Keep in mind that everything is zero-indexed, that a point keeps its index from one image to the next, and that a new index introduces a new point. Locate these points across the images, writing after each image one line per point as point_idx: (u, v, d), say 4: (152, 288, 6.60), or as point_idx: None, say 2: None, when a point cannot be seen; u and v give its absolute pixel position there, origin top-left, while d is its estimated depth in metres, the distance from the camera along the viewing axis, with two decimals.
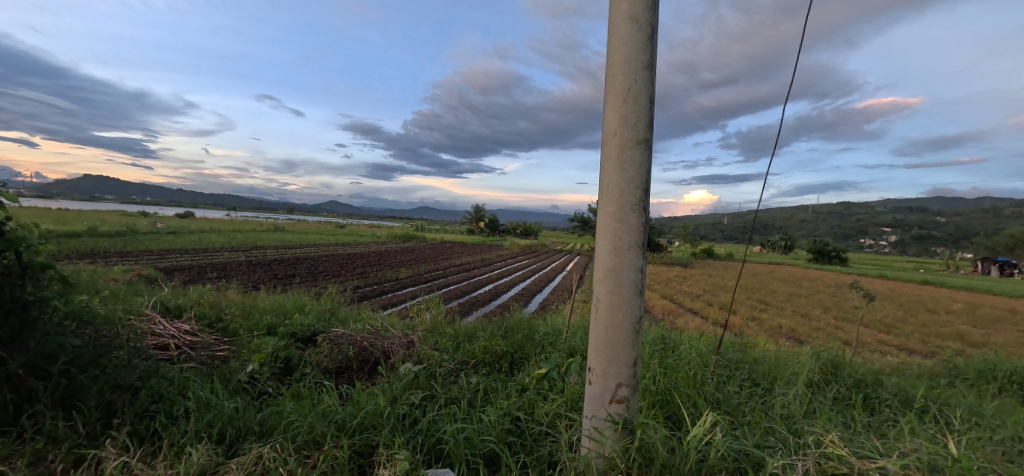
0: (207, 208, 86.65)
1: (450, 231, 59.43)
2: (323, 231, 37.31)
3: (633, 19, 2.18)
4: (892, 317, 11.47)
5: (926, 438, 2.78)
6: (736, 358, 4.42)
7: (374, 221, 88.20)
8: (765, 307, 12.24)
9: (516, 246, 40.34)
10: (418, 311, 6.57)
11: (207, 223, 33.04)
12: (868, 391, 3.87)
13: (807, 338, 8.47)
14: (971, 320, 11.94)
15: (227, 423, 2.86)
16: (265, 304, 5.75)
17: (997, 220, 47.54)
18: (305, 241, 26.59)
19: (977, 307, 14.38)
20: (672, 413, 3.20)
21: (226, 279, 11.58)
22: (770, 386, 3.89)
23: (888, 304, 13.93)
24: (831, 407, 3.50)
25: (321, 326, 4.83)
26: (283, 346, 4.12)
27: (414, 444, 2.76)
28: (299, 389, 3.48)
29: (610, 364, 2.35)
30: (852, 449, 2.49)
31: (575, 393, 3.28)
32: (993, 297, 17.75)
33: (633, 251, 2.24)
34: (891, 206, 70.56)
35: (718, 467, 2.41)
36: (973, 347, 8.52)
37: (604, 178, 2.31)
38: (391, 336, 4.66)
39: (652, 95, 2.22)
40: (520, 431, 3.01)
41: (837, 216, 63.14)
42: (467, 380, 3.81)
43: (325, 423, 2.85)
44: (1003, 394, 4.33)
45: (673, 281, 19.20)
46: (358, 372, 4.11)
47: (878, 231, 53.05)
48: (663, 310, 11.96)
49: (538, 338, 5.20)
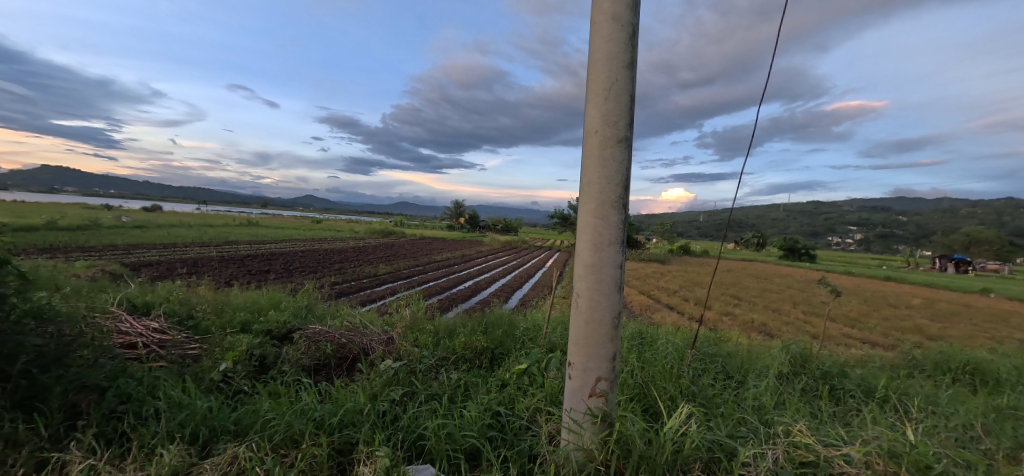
0: (173, 202, 83.32)
1: (430, 227, 59.29)
2: (297, 225, 36.57)
3: (615, 18, 2.22)
4: (856, 311, 12.04)
5: (886, 426, 2.94)
6: (711, 352, 4.56)
7: (352, 216, 87.28)
8: (738, 302, 12.61)
9: (496, 242, 40.22)
10: (397, 307, 6.50)
11: (177, 216, 31.93)
12: (834, 382, 4.04)
13: (778, 333, 8.76)
14: (929, 314, 12.53)
15: (200, 423, 2.80)
16: (238, 301, 5.63)
17: (954, 219, 49.99)
18: (280, 236, 25.96)
19: (935, 301, 15.15)
20: (650, 405, 3.27)
21: (197, 275, 11.23)
22: (742, 378, 4.03)
23: (854, 299, 14.51)
24: (800, 398, 3.65)
25: (297, 323, 4.76)
26: (257, 343, 4.03)
27: (395, 440, 2.75)
28: (276, 387, 3.44)
29: (589, 359, 2.40)
30: (819, 437, 2.61)
31: (555, 388, 3.34)
32: (949, 292, 18.81)
33: (612, 247, 2.29)
34: (855, 205, 73.66)
35: (693, 458, 2.49)
36: (931, 340, 8.96)
37: (586, 174, 2.34)
38: (369, 333, 4.61)
39: (632, 94, 2.27)
40: (500, 425, 3.04)
41: (807, 214, 65.61)
42: (448, 375, 3.82)
43: (304, 420, 2.82)
44: (963, 385, 4.55)
45: (651, 277, 19.52)
46: (336, 369, 4.08)
47: (845, 228, 55.29)
48: (641, 305, 12.18)
49: (518, 333, 5.25)
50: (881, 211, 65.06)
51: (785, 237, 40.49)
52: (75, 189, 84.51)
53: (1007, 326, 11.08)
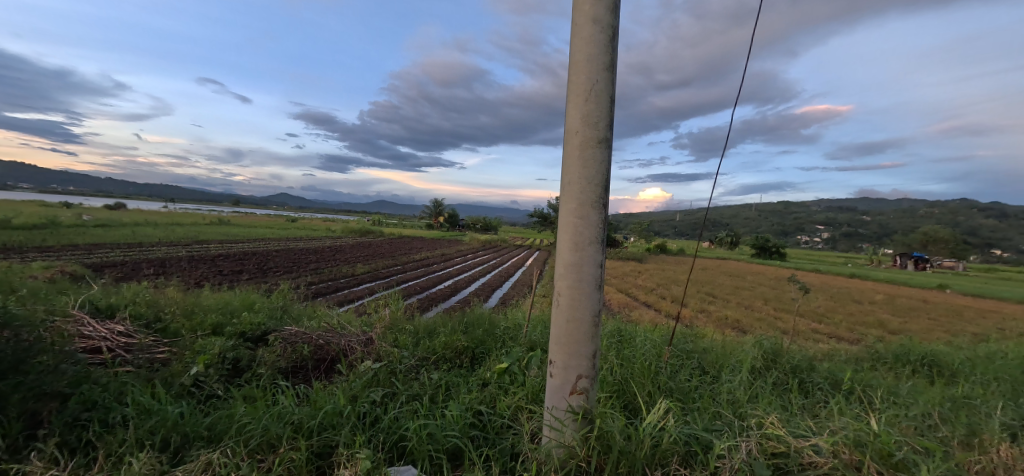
0: (139, 199, 79.97)
1: (408, 226, 58.75)
2: (271, 224, 35.68)
3: (595, 21, 2.25)
4: (823, 307, 12.53)
5: (852, 416, 3.08)
6: (687, 348, 4.68)
7: (328, 214, 85.77)
8: (712, 300, 12.95)
9: (475, 241, 40.05)
10: (377, 307, 6.43)
11: (142, 214, 30.70)
12: (803, 376, 4.20)
13: (750, 329, 9.04)
14: (890, 309, 13.13)
15: (171, 429, 2.72)
16: (209, 302, 5.47)
17: (914, 218, 52.43)
18: (253, 235, 25.26)
19: (896, 297, 15.90)
20: (629, 401, 3.34)
21: (165, 276, 10.83)
22: (717, 373, 4.16)
23: (821, 295, 15.08)
24: (772, 391, 3.79)
25: (272, 325, 4.66)
26: (230, 346, 3.93)
27: (376, 442, 2.73)
28: (251, 390, 3.36)
29: (570, 357, 2.43)
30: (789, 429, 2.71)
31: (536, 386, 3.37)
32: (909, 288, 19.75)
33: (592, 247, 2.33)
34: (822, 205, 76.56)
35: (670, 451, 2.56)
36: (892, 334, 9.40)
37: (567, 174, 2.37)
38: (348, 333, 4.55)
39: (612, 96, 2.31)
40: (482, 424, 3.06)
41: (778, 213, 67.76)
42: (428, 375, 3.81)
43: (281, 424, 2.76)
44: (921, 376, 4.80)
45: (629, 276, 19.80)
46: (314, 372, 4.01)
47: (813, 227, 57.33)
48: (619, 303, 12.38)
49: (499, 332, 5.27)
50: (846, 210, 67.68)
51: (757, 236, 41.69)
52: (30, 186, 80.27)
53: (961, 320, 11.70)
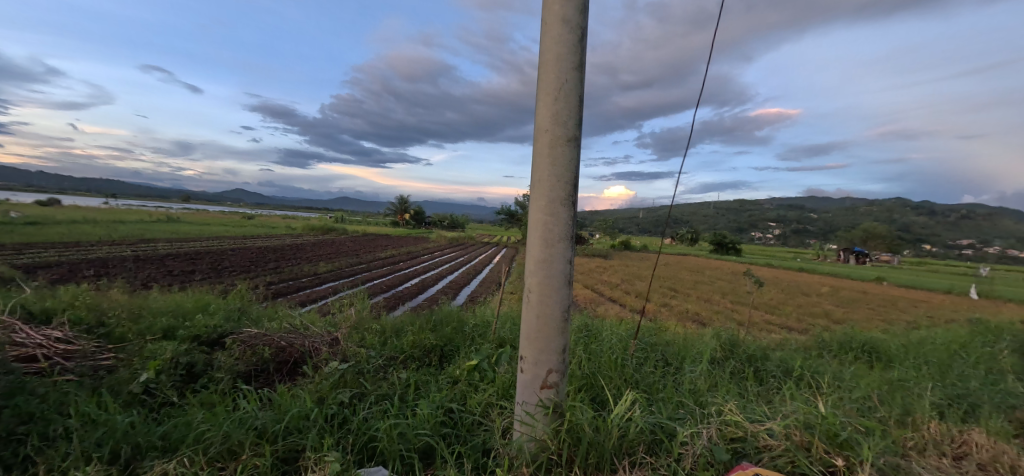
0: (77, 195, 74.32)
1: (373, 223, 57.54)
2: (225, 222, 34.03)
3: (565, 21, 2.30)
4: (775, 299, 13.25)
5: (802, 400, 3.29)
6: (651, 341, 4.85)
7: (287, 210, 82.60)
8: (674, 294, 13.42)
9: (442, 238, 39.66)
10: (341, 307, 6.28)
11: (80, 211, 28.53)
12: (758, 364, 4.45)
13: (710, 321, 9.45)
14: (835, 300, 14.04)
15: (120, 440, 2.58)
16: (159, 305, 5.18)
17: (856, 215, 56.14)
18: (205, 233, 24.01)
19: (839, 289, 17.02)
20: (597, 394, 3.43)
21: (108, 277, 10.14)
22: (679, 365, 4.34)
23: (773, 289, 15.93)
24: (729, 380, 3.99)
25: (230, 327, 4.46)
26: (184, 350, 3.73)
27: (345, 444, 2.68)
28: (208, 397, 3.22)
29: (541, 352, 2.48)
30: (746, 415, 2.88)
31: (506, 382, 3.41)
32: (851, 280, 21.17)
33: (562, 244, 2.39)
34: (774, 203, 80.57)
35: (637, 441, 2.66)
36: (837, 323, 10.07)
37: (537, 172, 2.41)
38: (312, 334, 4.43)
39: (580, 95, 2.36)
40: (453, 422, 3.06)
41: (734, 211, 70.83)
42: (397, 375, 3.77)
43: (243, 430, 2.67)
44: (861, 361, 5.18)
45: (594, 272, 20.19)
46: (276, 374, 3.88)
47: (766, 223, 60.34)
48: (585, 299, 12.62)
49: (468, 329, 5.28)
50: (796, 208, 71.68)
51: (715, 232, 43.41)
52: None
53: (896, 309, 12.67)
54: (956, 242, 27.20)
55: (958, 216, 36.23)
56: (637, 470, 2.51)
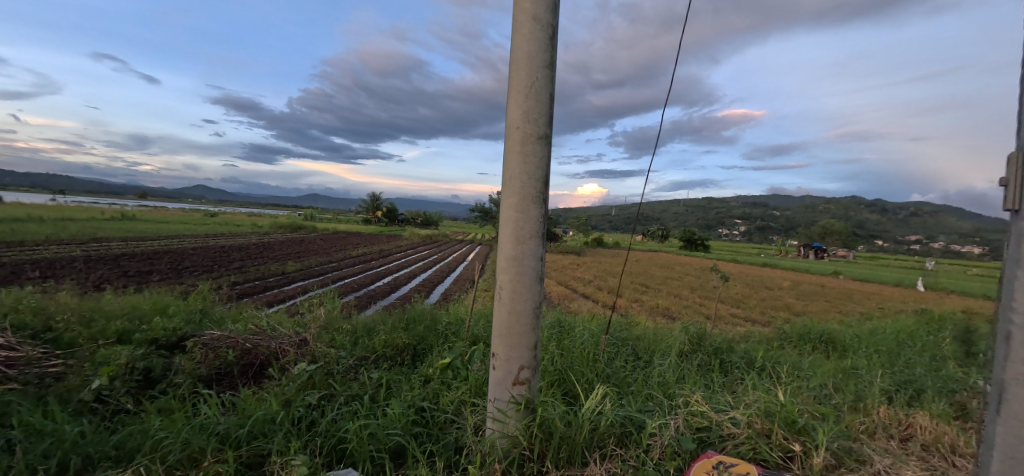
0: (22, 191, 69.86)
1: (344, 221, 56.32)
2: (187, 219, 32.67)
3: (536, 19, 2.31)
4: (741, 293, 13.73)
5: (764, 390, 3.43)
6: (622, 336, 4.94)
7: (253, 208, 79.97)
8: (645, 290, 13.72)
9: (415, 236, 39.24)
10: (310, 307, 6.13)
11: (24, 208, 26.79)
12: (724, 356, 4.60)
13: (678, 316, 9.72)
14: (796, 294, 14.67)
15: (69, 451, 2.44)
16: (113, 308, 4.93)
17: (816, 212, 58.70)
18: (164, 232, 22.97)
19: (800, 283, 17.80)
20: (568, 389, 3.48)
21: (56, 279, 9.57)
22: (648, 358, 4.45)
23: (738, 283, 16.52)
24: (697, 372, 4.11)
25: (191, 329, 4.29)
26: (140, 355, 3.56)
27: (313, 447, 2.62)
28: (167, 402, 3.08)
29: (512, 349, 2.50)
30: (711, 405, 2.98)
31: (479, 380, 3.41)
32: (811, 275, 22.18)
33: (533, 241, 2.40)
34: (740, 201, 83.52)
35: (607, 434, 2.71)
36: (797, 315, 10.53)
37: (508, 170, 2.42)
38: (279, 335, 4.30)
39: (551, 93, 2.38)
40: (425, 420, 3.04)
41: (702, 208, 72.91)
42: (368, 375, 3.71)
43: (203, 436, 2.57)
44: (819, 351, 5.44)
45: (568, 268, 20.42)
46: (241, 378, 3.76)
47: (732, 220, 62.38)
48: (559, 295, 12.74)
49: (441, 327, 5.25)
50: (760, 205, 74.41)
51: (684, 229, 44.59)
52: None
53: (852, 302, 13.33)
54: (906, 238, 28.82)
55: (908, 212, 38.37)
56: (608, 463, 2.55)
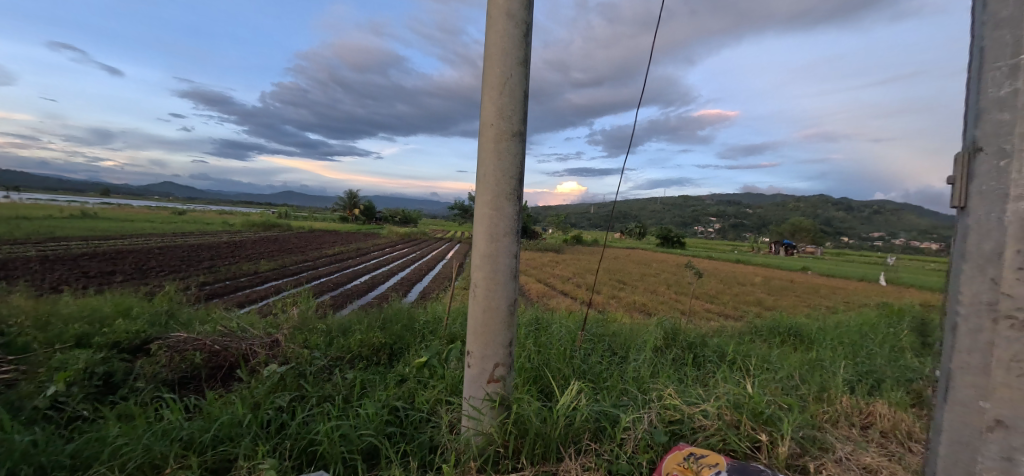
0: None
1: (320, 219, 55.24)
2: (153, 217, 31.51)
3: (510, 15, 2.30)
4: (714, 289, 14.05)
5: (734, 382, 3.52)
6: (599, 332, 5.00)
7: (225, 205, 77.74)
8: (622, 286, 13.90)
9: (393, 234, 38.80)
10: (283, 307, 5.99)
11: None
12: (697, 351, 4.70)
13: (655, 311, 9.88)
14: (766, 289, 15.10)
15: (20, 461, 2.32)
16: (72, 310, 4.71)
17: (786, 210, 60.53)
18: (129, 231, 22.09)
19: (770, 279, 18.34)
20: (545, 386, 3.49)
21: (9, 281, 9.09)
22: (624, 354, 4.51)
23: (712, 279, 16.89)
24: (670, 366, 4.19)
25: (155, 332, 4.13)
26: (100, 359, 3.42)
27: (283, 450, 2.57)
28: (128, 408, 2.97)
29: (487, 346, 2.50)
30: (684, 398, 3.04)
31: (455, 378, 3.39)
32: (781, 270, 22.86)
33: (507, 238, 2.40)
34: (715, 199, 85.46)
35: (582, 429, 2.73)
36: (767, 310, 10.83)
37: (482, 167, 2.41)
38: (250, 336, 4.19)
39: (525, 90, 2.38)
40: (400, 420, 3.00)
41: (679, 206, 74.29)
42: (342, 375, 3.65)
43: (166, 442, 2.48)
44: (788, 344, 5.61)
45: (546, 266, 20.53)
46: (208, 381, 3.65)
47: (708, 218, 63.76)
48: (538, 293, 12.79)
49: (418, 326, 5.20)
50: (734, 203, 76.27)
51: (661, 227, 45.32)
52: None
53: (819, 296, 13.79)
54: (869, 234, 29.99)
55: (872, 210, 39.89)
56: (583, 457, 2.57)
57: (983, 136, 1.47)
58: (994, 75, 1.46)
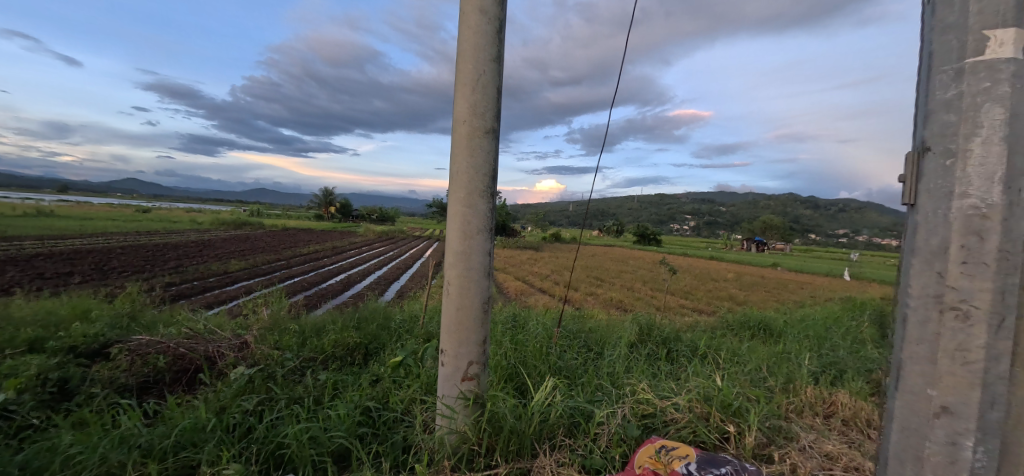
0: None
1: (294, 217, 54.02)
2: (115, 216, 30.23)
3: (483, 11, 2.28)
4: (688, 285, 14.36)
5: (705, 376, 3.60)
6: (575, 329, 5.04)
7: (193, 203, 75.14)
8: (600, 283, 14.07)
9: (370, 232, 38.29)
10: (254, 308, 5.83)
11: None
12: (671, 345, 4.79)
13: (631, 308, 10.02)
14: (738, 284, 15.52)
15: None
16: (24, 314, 4.48)
17: (758, 208, 62.29)
18: (89, 230, 21.12)
19: (742, 274, 18.86)
20: (520, 383, 3.50)
21: None
22: (599, 350, 4.56)
23: (687, 275, 17.26)
24: (644, 361, 4.26)
25: (115, 335, 3.96)
26: (53, 365, 3.26)
27: (249, 455, 2.50)
28: (84, 415, 2.84)
29: (461, 345, 2.48)
30: (656, 392, 3.09)
31: (430, 377, 3.37)
32: (752, 266, 23.54)
33: (480, 236, 2.39)
34: (690, 197, 87.29)
35: (557, 424, 2.75)
36: (738, 305, 11.13)
37: (455, 164, 2.39)
38: (217, 338, 4.07)
39: (498, 87, 2.37)
40: (373, 421, 2.97)
41: (655, 204, 75.56)
42: (314, 377, 3.58)
43: (124, 450, 2.39)
44: (757, 337, 5.78)
45: (525, 264, 20.59)
46: (172, 386, 3.53)
47: (683, 215, 65.07)
48: (516, 290, 12.82)
49: (394, 325, 5.15)
50: (708, 201, 78.04)
51: (638, 224, 46.01)
52: None
53: (788, 291, 14.25)
54: (835, 231, 31.19)
55: (837, 208, 41.48)
56: (557, 452, 2.59)
57: (931, 137, 1.53)
58: (941, 78, 1.52)
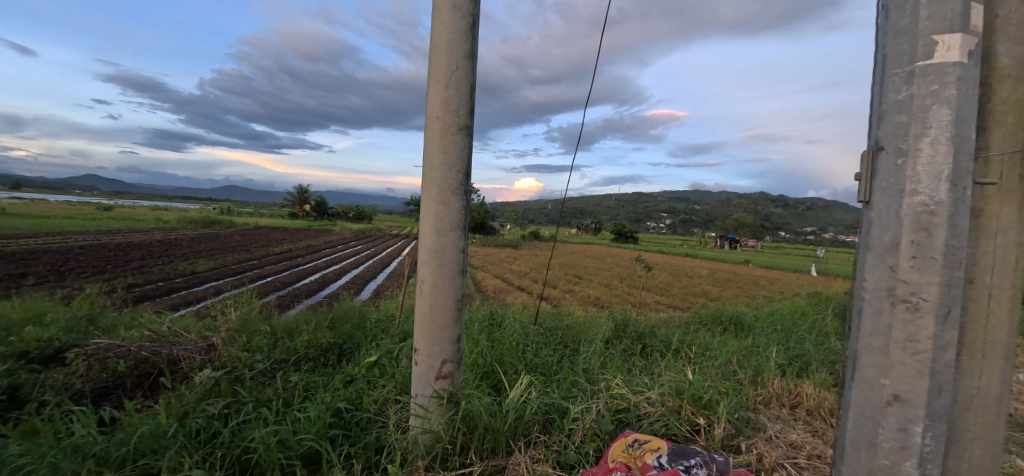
0: None
1: (268, 215, 52.64)
2: (75, 214, 28.86)
3: (456, 7, 2.26)
4: (664, 282, 14.61)
5: (677, 371, 3.67)
6: (552, 326, 5.07)
7: (159, 200, 72.39)
8: (578, 280, 14.19)
9: (346, 230, 37.63)
10: (223, 309, 5.66)
11: None
12: (645, 341, 4.87)
13: (608, 304, 10.13)
14: (711, 280, 15.89)
15: None
16: None
17: (731, 206, 63.90)
18: (46, 229, 20.11)
19: (715, 271, 19.33)
20: (497, 381, 3.50)
21: None
22: (575, 347, 4.60)
23: (663, 272, 17.57)
24: (620, 357, 4.32)
25: (71, 340, 3.79)
26: (2, 371, 3.09)
27: (213, 461, 2.42)
28: (36, 423, 2.71)
29: (434, 343, 2.47)
30: (630, 387, 3.14)
31: (405, 377, 3.34)
32: (725, 263, 24.14)
33: (454, 233, 2.37)
34: (666, 195, 88.85)
35: (532, 421, 2.76)
36: (711, 301, 11.39)
37: (428, 160, 2.37)
38: (183, 341, 3.93)
39: (471, 83, 2.35)
40: (345, 422, 2.92)
41: (633, 202, 76.63)
42: (286, 379, 3.50)
43: (78, 460, 2.29)
44: (729, 332, 5.93)
45: (504, 262, 20.61)
46: (133, 391, 3.39)
47: (660, 213, 66.21)
48: (494, 288, 12.82)
49: (370, 325, 5.08)
50: (684, 199, 79.63)
51: (615, 223, 46.58)
52: None
53: (759, 286, 14.65)
54: (803, 229, 32.26)
55: (805, 207, 42.93)
56: (531, 449, 2.60)
57: (885, 137, 1.59)
58: (894, 80, 1.58)
